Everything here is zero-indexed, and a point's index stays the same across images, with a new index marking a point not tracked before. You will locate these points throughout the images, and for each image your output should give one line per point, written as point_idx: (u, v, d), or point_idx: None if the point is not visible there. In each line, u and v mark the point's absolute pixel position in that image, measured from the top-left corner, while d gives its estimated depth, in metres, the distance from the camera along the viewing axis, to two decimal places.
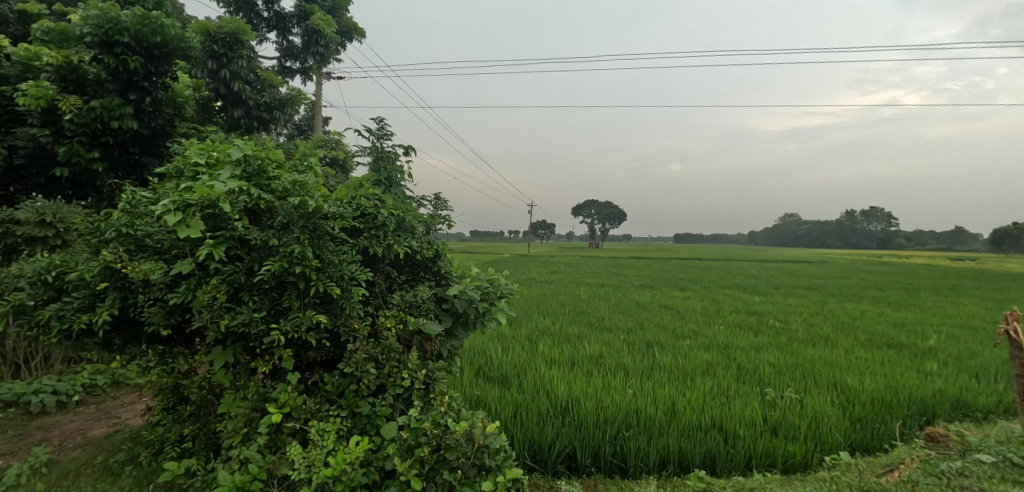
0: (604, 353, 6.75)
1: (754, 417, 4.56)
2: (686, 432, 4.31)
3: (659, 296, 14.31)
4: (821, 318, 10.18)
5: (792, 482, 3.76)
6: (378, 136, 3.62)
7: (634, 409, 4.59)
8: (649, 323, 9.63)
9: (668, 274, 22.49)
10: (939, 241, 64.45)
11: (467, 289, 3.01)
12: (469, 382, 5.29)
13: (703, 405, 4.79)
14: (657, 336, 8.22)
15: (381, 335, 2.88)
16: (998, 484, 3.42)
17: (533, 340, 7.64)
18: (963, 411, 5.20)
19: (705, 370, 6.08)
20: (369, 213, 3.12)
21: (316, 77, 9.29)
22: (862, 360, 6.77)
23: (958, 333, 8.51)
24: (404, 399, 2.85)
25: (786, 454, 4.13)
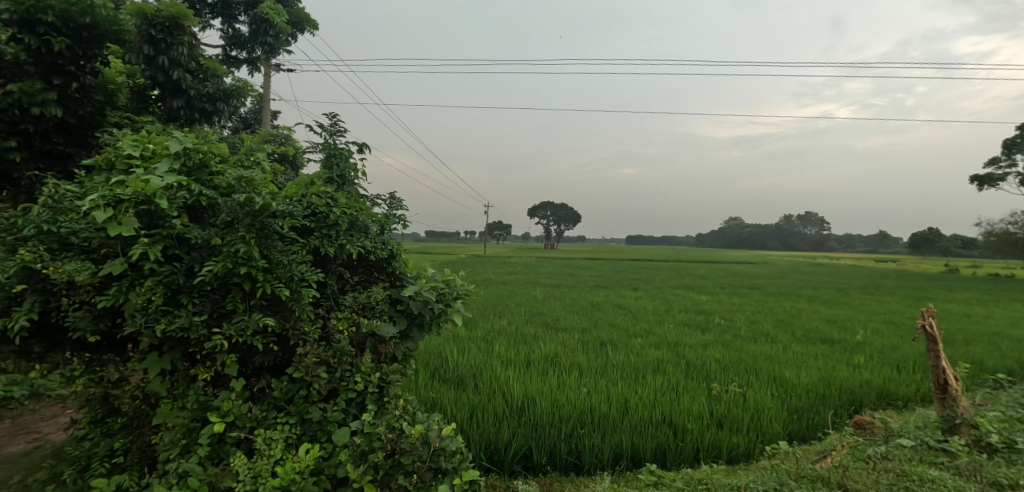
0: (559, 352, 6.84)
1: (701, 412, 4.73)
2: (637, 427, 4.42)
3: (613, 296, 14.63)
4: (762, 316, 10.69)
5: (736, 472, 3.91)
6: (331, 132, 3.51)
7: (589, 407, 4.67)
8: (602, 322, 9.82)
9: (621, 274, 23.10)
10: (866, 244, 69.21)
11: (423, 290, 2.95)
12: (424, 384, 5.22)
13: (653, 401, 4.93)
14: (610, 335, 8.40)
15: (333, 338, 2.81)
16: (917, 466, 3.69)
17: (489, 341, 7.64)
18: (887, 400, 5.59)
19: (656, 368, 6.25)
20: (320, 212, 3.02)
21: (263, 68, 8.94)
22: (798, 355, 7.17)
23: (882, 328, 9.15)
24: (357, 403, 2.78)
25: (731, 445, 4.30)
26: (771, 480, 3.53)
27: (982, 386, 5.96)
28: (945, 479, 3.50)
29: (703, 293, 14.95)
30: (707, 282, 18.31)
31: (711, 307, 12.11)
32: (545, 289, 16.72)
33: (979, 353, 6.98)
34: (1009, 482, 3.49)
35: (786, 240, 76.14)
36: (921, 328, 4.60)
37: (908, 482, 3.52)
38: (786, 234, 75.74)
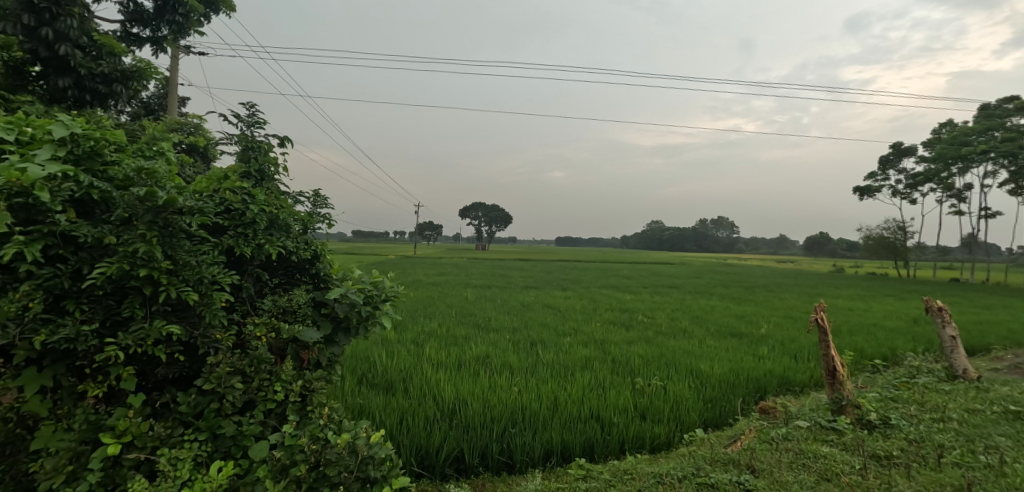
0: (489, 353, 6.85)
1: (626, 406, 4.92)
2: (566, 424, 4.50)
3: (542, 296, 14.92)
4: (680, 313, 11.32)
5: (657, 460, 4.09)
6: (248, 123, 3.28)
7: (520, 406, 4.71)
8: (532, 322, 9.96)
9: (550, 275, 23.60)
10: (770, 246, 75.42)
11: (349, 292, 2.82)
12: (351, 391, 5.03)
13: (581, 397, 5.06)
14: (540, 334, 8.55)
15: (250, 345, 2.62)
16: (813, 444, 4.05)
17: (419, 343, 7.51)
18: (787, 386, 6.09)
19: (584, 365, 6.42)
20: (235, 209, 2.81)
21: (170, 49, 8.25)
22: (712, 348, 7.66)
23: (783, 322, 9.98)
24: (277, 414, 2.62)
25: (653, 435, 4.49)
26: (688, 466, 3.71)
27: (863, 371, 6.67)
28: (835, 454, 3.85)
29: (627, 292, 15.58)
30: (630, 282, 19.12)
31: (635, 305, 12.65)
32: (476, 290, 16.72)
33: (861, 342, 7.81)
34: (885, 453, 3.93)
35: (701, 242, 81.08)
36: (815, 320, 5.06)
37: (805, 459, 3.84)
38: (701, 237, 80.77)
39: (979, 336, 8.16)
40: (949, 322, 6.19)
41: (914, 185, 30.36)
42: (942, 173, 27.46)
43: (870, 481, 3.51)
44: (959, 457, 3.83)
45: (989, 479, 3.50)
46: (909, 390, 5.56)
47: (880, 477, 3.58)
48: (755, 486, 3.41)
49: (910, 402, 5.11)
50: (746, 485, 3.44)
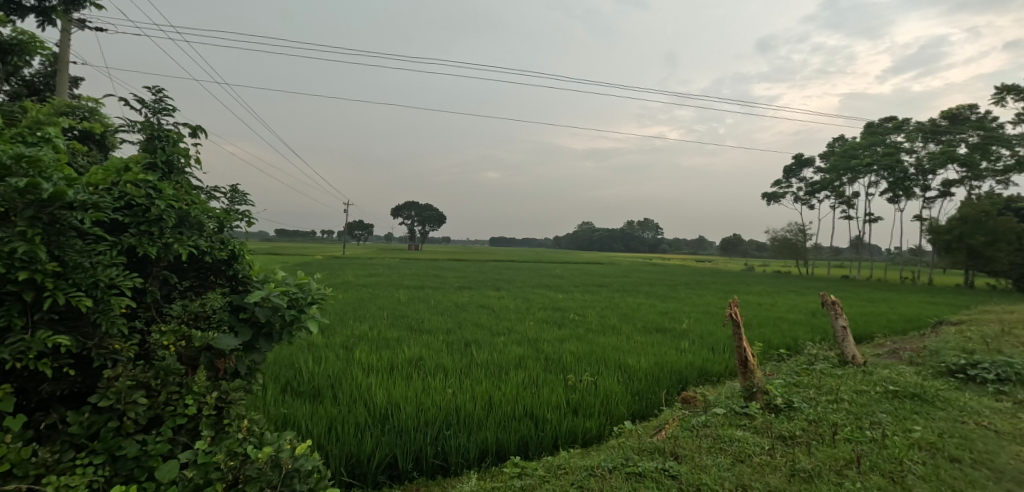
0: (423, 355, 6.85)
1: (558, 402, 5.12)
2: (501, 423, 4.62)
3: (477, 296, 15.01)
4: (609, 310, 11.80)
5: (589, 453, 4.31)
6: (155, 109, 3.05)
7: (454, 408, 4.79)
8: (467, 323, 10.02)
9: (485, 275, 23.74)
10: (691, 247, 80.03)
11: (272, 296, 2.73)
12: (274, 401, 4.85)
13: (516, 396, 5.21)
14: (474, 334, 8.64)
15: (155, 355, 2.52)
16: (728, 429, 4.43)
17: (349, 347, 7.36)
18: (705, 376, 6.58)
19: (518, 364, 6.58)
20: (138, 205, 2.65)
21: (59, 21, 7.54)
22: (639, 343, 8.09)
23: (702, 317, 10.68)
24: (188, 430, 2.50)
25: (585, 429, 4.71)
26: (618, 457, 3.94)
27: (770, 360, 7.32)
28: (748, 438, 4.24)
29: (560, 291, 16.01)
30: (561, 281, 19.65)
31: (566, 304, 13.04)
32: (409, 291, 16.48)
33: (769, 333, 8.54)
34: (789, 433, 4.37)
35: (628, 242, 84.49)
36: (729, 314, 5.51)
37: (722, 443, 4.18)
38: (628, 237, 84.17)
39: (864, 326, 9.21)
40: (841, 313, 6.94)
41: (813, 192, 33.41)
42: (836, 182, 30.46)
43: (777, 459, 3.89)
44: (850, 433, 4.34)
45: (874, 451, 4.01)
46: (809, 376, 6.19)
47: (785, 455, 3.98)
48: (679, 472, 3.69)
49: (810, 386, 5.70)
50: (671, 471, 3.71)
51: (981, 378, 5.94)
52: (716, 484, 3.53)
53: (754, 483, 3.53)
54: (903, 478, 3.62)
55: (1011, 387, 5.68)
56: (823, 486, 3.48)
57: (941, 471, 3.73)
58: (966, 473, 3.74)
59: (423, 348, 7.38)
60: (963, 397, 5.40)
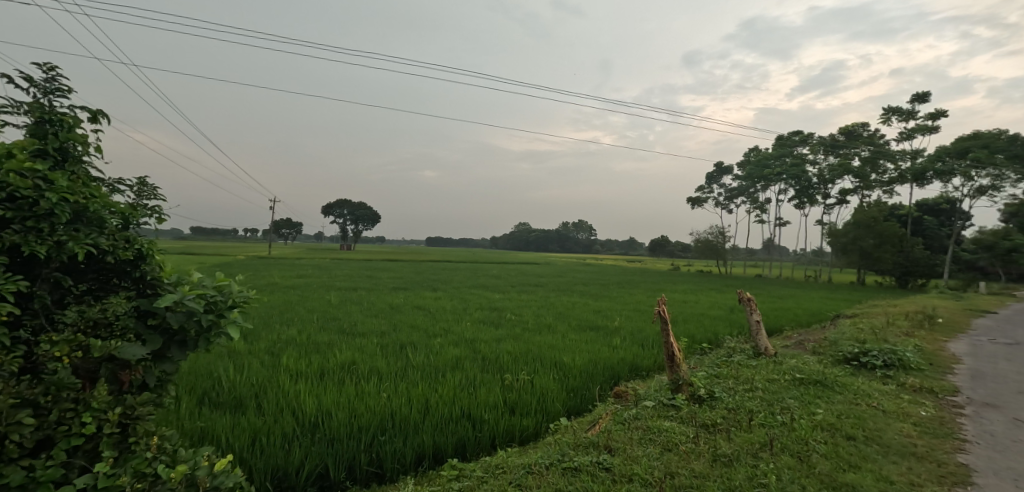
0: (355, 359, 6.78)
1: (496, 401, 5.29)
2: (438, 426, 4.70)
3: (413, 297, 14.96)
4: (545, 309, 12.17)
5: (526, 451, 4.48)
6: (45, 90, 2.39)
7: (388, 413, 4.81)
8: (402, 325, 9.93)
9: (420, 275, 23.66)
10: (620, 248, 83.42)
11: (185, 299, 2.31)
12: (190, 414, 4.65)
13: (452, 397, 5.31)
14: (410, 336, 8.61)
15: (45, 369, 2.06)
16: (656, 421, 4.78)
17: (275, 353, 7.13)
18: (635, 372, 6.98)
19: (455, 365, 6.68)
20: (22, 197, 2.12)
21: None
22: (574, 341, 8.42)
23: (632, 315, 11.26)
24: (86, 452, 2.08)
25: (522, 427, 4.89)
26: (555, 454, 4.13)
27: (694, 354, 7.87)
28: (674, 428, 4.59)
29: (496, 291, 16.22)
30: (496, 281, 19.89)
31: (503, 304, 13.26)
32: (341, 293, 16.06)
33: (693, 329, 9.16)
34: (711, 421, 4.77)
35: (562, 242, 86.65)
36: (658, 312, 5.89)
37: (651, 434, 4.50)
38: (561, 238, 86.29)
39: (775, 319, 10.11)
40: (755, 309, 7.58)
41: (731, 196, 35.81)
42: (751, 188, 32.81)
43: (701, 446, 4.25)
44: (764, 418, 4.81)
45: (785, 434, 4.46)
46: (728, 367, 6.73)
47: (708, 442, 4.35)
48: (612, 464, 3.94)
49: (729, 377, 6.21)
50: (604, 464, 3.95)
51: (871, 364, 6.72)
52: (647, 473, 3.80)
53: (681, 470, 3.84)
54: (809, 456, 4.07)
55: (895, 372, 6.49)
56: (741, 468, 3.83)
57: (841, 449, 4.23)
58: (860, 449, 4.26)
59: (356, 352, 7.29)
60: (858, 382, 6.09)
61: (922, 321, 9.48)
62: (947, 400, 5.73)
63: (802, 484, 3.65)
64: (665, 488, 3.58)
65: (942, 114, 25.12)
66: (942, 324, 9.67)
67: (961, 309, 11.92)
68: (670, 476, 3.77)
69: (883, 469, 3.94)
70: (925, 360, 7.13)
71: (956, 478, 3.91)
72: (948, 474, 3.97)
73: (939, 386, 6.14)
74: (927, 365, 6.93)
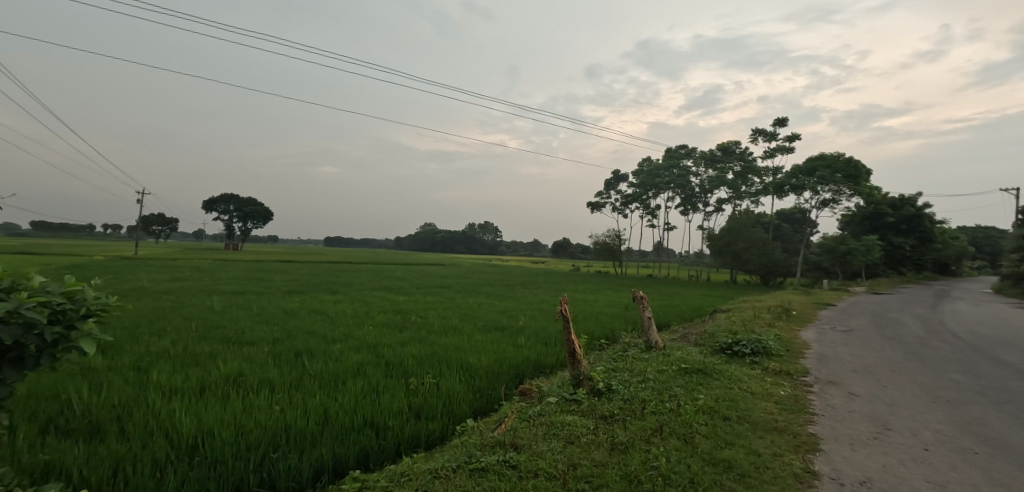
0: (243, 370, 6.41)
1: (401, 408, 5.32)
2: (338, 438, 4.63)
3: (310, 301, 14.26)
4: (450, 311, 12.26)
5: (433, 455, 4.54)
6: None
7: (281, 429, 4.66)
8: (297, 331, 9.45)
9: (316, 277, 22.58)
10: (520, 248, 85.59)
11: (23, 311, 2.07)
12: (34, 445, 4.14)
13: (354, 406, 5.26)
14: (307, 343, 8.27)
15: None
16: (558, 415, 5.12)
17: (143, 368, 6.51)
18: (539, 369, 7.34)
19: (357, 372, 6.57)
20: None
21: None
22: (479, 342, 8.62)
23: (535, 314, 11.74)
24: None
25: (429, 432, 4.95)
26: (462, 456, 4.26)
27: (593, 349, 8.43)
28: (576, 421, 4.95)
29: (399, 293, 15.94)
30: (399, 283, 19.51)
31: (408, 306, 13.12)
32: (226, 298, 14.86)
33: (593, 326, 9.78)
34: (609, 413, 5.21)
35: (463, 242, 86.90)
36: (559, 312, 6.24)
37: (554, 429, 4.82)
38: (463, 238, 86.57)
39: (663, 315, 11.08)
40: (647, 306, 8.27)
41: (624, 201, 38.26)
42: (642, 195, 35.33)
43: (600, 436, 4.63)
44: (655, 406, 5.34)
45: (673, 419, 5.00)
46: (623, 361, 7.32)
47: (605, 432, 4.75)
48: (518, 461, 4.16)
49: (625, 370, 6.75)
50: (511, 462, 4.16)
51: (741, 353, 7.67)
52: (551, 467, 4.07)
53: (582, 461, 4.16)
54: (693, 438, 4.61)
55: (761, 358, 7.48)
56: (635, 454, 4.25)
57: (718, 429, 4.84)
58: (733, 428, 4.90)
59: (243, 362, 6.89)
60: (731, 368, 6.94)
61: (781, 313, 10.95)
62: (800, 380, 6.74)
63: (687, 463, 4.12)
64: (568, 479, 3.86)
65: (796, 136, 28.87)
66: (796, 315, 11.25)
67: (809, 303, 13.93)
68: (573, 468, 4.08)
69: (753, 444, 4.57)
70: (784, 348, 8.29)
71: (807, 446, 4.66)
72: (801, 443, 4.71)
73: (794, 368, 7.20)
74: (785, 352, 8.06)
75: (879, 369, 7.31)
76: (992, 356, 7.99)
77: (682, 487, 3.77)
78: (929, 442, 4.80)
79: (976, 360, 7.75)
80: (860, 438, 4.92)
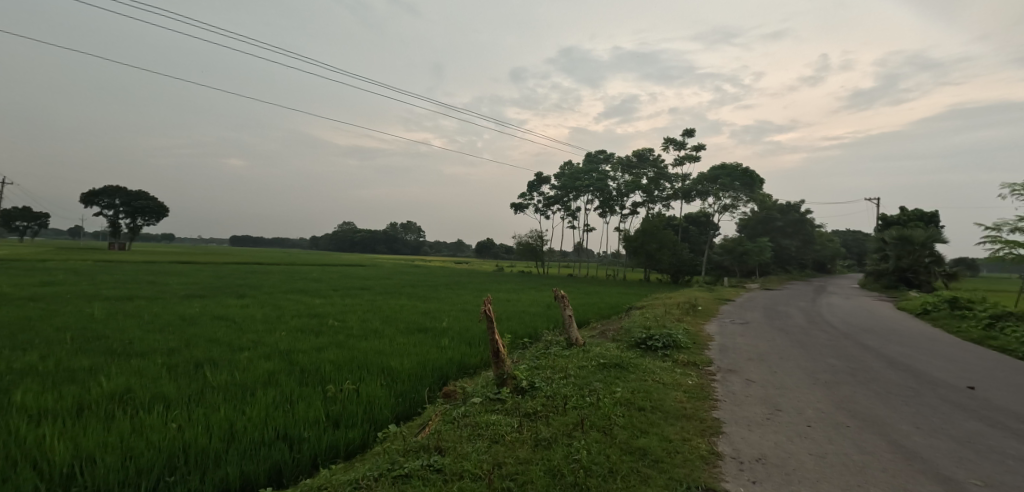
0: (132, 386, 5.87)
1: (317, 417, 5.16)
2: (245, 454, 4.40)
3: (213, 306, 13.25)
4: (371, 313, 11.94)
5: (354, 465, 4.45)
6: None
7: (178, 449, 4.35)
8: (197, 340, 8.76)
9: (220, 279, 20.99)
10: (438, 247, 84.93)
11: None
12: None
13: (264, 419, 5.03)
14: (210, 352, 7.72)
15: None
16: (482, 415, 5.22)
17: (6, 389, 5.76)
18: (462, 370, 7.42)
19: (267, 381, 6.25)
20: None
21: None
22: (401, 345, 8.51)
23: (458, 315, 11.76)
24: None
25: (348, 441, 4.81)
26: (384, 464, 4.21)
27: (517, 348, 8.64)
28: (500, 420, 5.08)
29: (314, 296, 15.22)
30: (314, 285, 18.63)
31: (325, 310, 12.58)
32: (112, 304, 13.39)
33: (516, 326, 10.00)
34: (532, 410, 5.40)
35: (380, 242, 84.66)
36: (483, 312, 6.34)
37: (478, 429, 4.91)
38: (379, 238, 84.29)
39: (582, 313, 11.55)
40: (568, 305, 8.61)
41: (546, 202, 39.18)
42: (563, 197, 36.41)
43: (523, 434, 4.79)
44: (576, 401, 5.61)
45: (593, 413, 5.29)
46: (545, 359, 7.59)
47: (529, 429, 4.92)
48: (443, 465, 4.19)
49: (547, 368, 7.00)
50: (435, 466, 4.18)
51: (654, 346, 8.23)
52: (476, 468, 4.15)
53: (507, 459, 4.29)
54: (611, 429, 4.90)
55: (671, 351, 8.09)
56: (558, 449, 4.44)
57: (633, 419, 5.19)
58: (648, 417, 5.28)
59: (132, 376, 6.30)
60: (644, 362, 7.43)
61: (688, 309, 11.83)
62: (704, 369, 7.37)
63: (606, 453, 4.39)
64: (493, 478, 3.96)
65: (701, 146, 31.11)
66: (701, 311, 12.20)
67: (712, 299, 15.13)
68: (498, 467, 4.19)
69: (665, 431, 4.95)
70: (690, 340, 9.00)
71: (712, 430, 5.14)
72: (706, 427, 5.19)
73: (699, 359, 7.85)
74: (693, 344, 8.76)
75: (770, 356, 8.17)
76: (860, 342, 9.19)
77: (602, 477, 4.01)
78: (811, 420, 5.47)
79: (847, 346, 8.89)
80: (755, 419, 5.50)
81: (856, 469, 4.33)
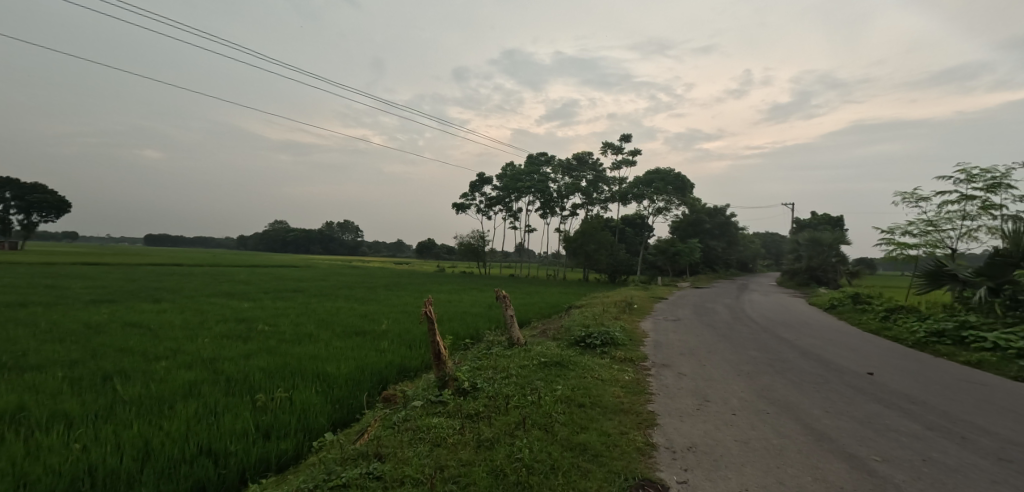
0: (27, 404, 5.31)
1: (245, 429, 4.90)
2: (162, 474, 4.11)
3: (125, 312, 12.18)
4: (305, 317, 11.43)
5: (287, 477, 4.27)
6: None
7: (83, 472, 4.00)
8: (105, 350, 8.04)
9: (134, 282, 19.32)
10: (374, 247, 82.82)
11: None
12: None
13: (184, 434, 4.72)
14: (121, 363, 7.11)
15: None
16: (423, 419, 5.18)
17: None
18: (403, 373, 7.30)
19: (188, 393, 5.86)
20: None
21: None
22: (338, 349, 8.23)
23: (398, 317, 11.53)
24: None
25: (280, 453, 4.61)
26: (320, 474, 4.07)
27: (459, 349, 8.62)
28: (442, 423, 5.06)
29: (242, 299, 14.37)
30: (243, 288, 17.60)
31: (254, 314, 11.91)
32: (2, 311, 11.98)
33: (458, 327, 9.95)
34: (475, 411, 5.42)
35: (311, 242, 81.27)
36: (425, 314, 6.27)
37: (419, 433, 4.87)
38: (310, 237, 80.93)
39: (523, 313, 11.67)
40: (510, 305, 8.67)
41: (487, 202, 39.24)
42: (505, 197, 36.61)
43: (465, 435, 4.80)
44: (517, 401, 5.68)
45: (534, 411, 5.38)
46: (487, 359, 7.63)
47: (471, 430, 4.94)
48: (382, 471, 4.11)
49: (489, 368, 7.04)
50: (375, 473, 4.10)
51: (592, 344, 8.49)
52: (417, 473, 4.10)
53: (449, 462, 4.28)
54: (551, 427, 5.01)
55: (608, 348, 8.38)
56: (500, 449, 4.49)
57: (573, 416, 5.33)
58: (587, 413, 5.45)
59: (28, 393, 5.70)
60: (583, 359, 7.64)
61: (624, 308, 12.27)
62: (639, 365, 7.69)
63: (547, 451, 4.49)
64: (436, 481, 3.94)
65: (637, 151, 32.30)
66: (636, 309, 12.71)
67: (646, 297, 15.76)
68: (440, 470, 4.17)
69: (603, 426, 5.14)
70: (626, 337, 9.36)
71: (647, 422, 5.39)
72: (642, 420, 5.43)
73: (635, 355, 8.19)
74: (628, 341, 9.11)
75: (699, 351, 8.66)
76: (777, 336, 9.93)
77: (544, 474, 4.10)
78: (736, 409, 5.87)
79: (766, 340, 9.58)
80: (686, 410, 5.82)
81: (775, 452, 4.69)
